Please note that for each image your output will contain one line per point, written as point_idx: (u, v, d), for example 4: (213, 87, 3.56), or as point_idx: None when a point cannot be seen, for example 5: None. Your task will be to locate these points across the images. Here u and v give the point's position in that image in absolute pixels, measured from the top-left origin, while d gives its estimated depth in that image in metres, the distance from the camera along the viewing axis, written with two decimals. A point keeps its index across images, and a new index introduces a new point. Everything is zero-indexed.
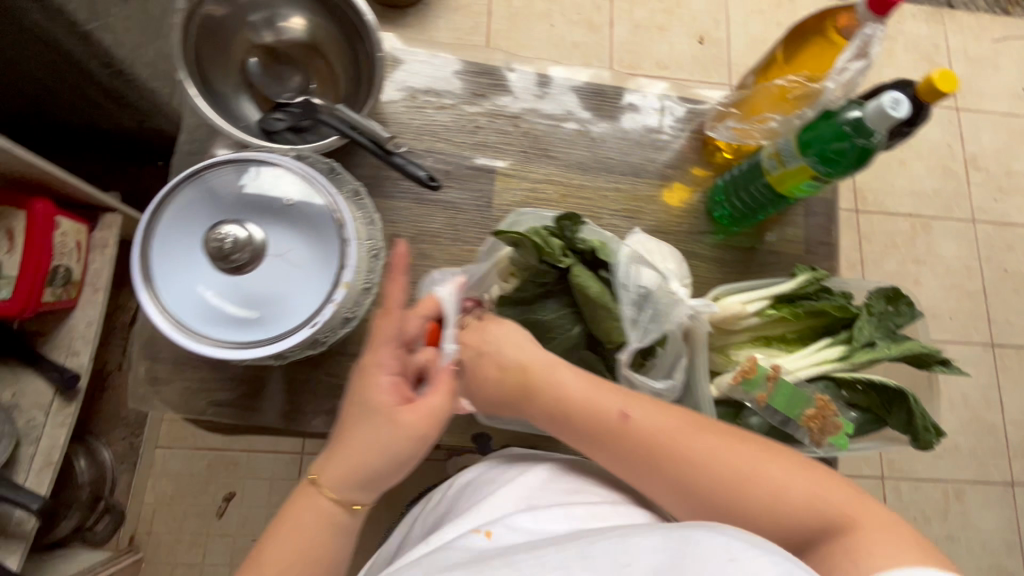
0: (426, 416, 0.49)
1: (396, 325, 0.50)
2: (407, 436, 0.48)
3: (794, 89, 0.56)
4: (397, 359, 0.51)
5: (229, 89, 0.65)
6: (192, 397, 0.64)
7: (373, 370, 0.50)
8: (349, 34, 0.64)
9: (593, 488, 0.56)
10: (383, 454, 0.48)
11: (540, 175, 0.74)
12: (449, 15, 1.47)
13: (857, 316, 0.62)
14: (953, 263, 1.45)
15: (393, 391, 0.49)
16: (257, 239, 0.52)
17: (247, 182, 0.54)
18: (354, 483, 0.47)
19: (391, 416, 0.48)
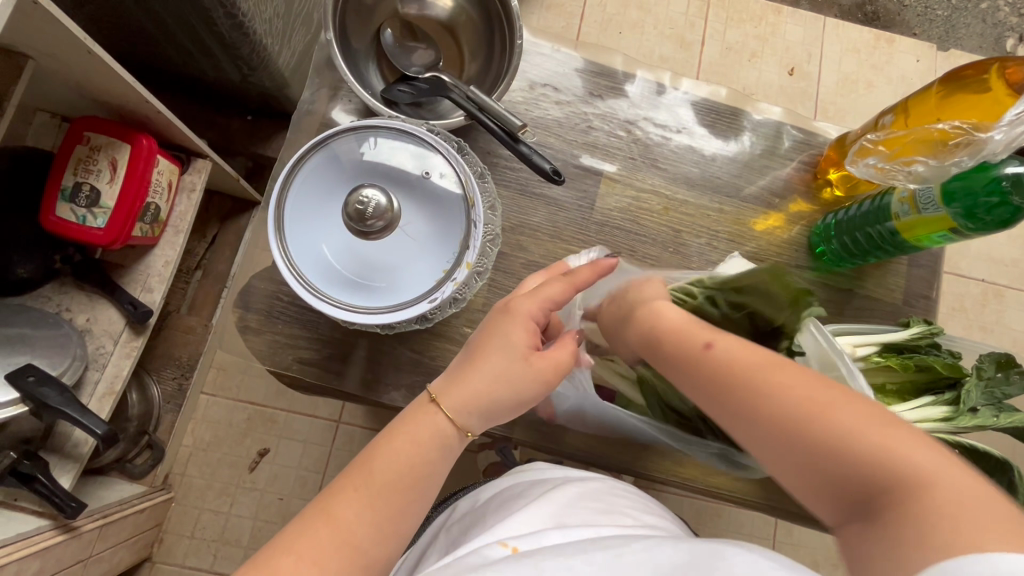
0: (556, 366, 0.54)
1: (557, 290, 0.57)
2: (536, 378, 0.53)
3: (956, 135, 0.53)
4: (542, 311, 0.56)
5: (364, 54, 0.66)
6: (278, 351, 0.65)
7: (521, 314, 0.54)
8: (490, 19, 0.65)
9: (622, 511, 0.56)
10: (510, 389, 0.52)
11: (645, 184, 0.73)
12: (542, 12, 1.48)
13: (966, 377, 0.59)
14: (1019, 336, 1.43)
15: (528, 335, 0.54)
16: (395, 207, 0.52)
17: (371, 152, 0.55)
18: (472, 409, 0.51)
19: (523, 354, 0.53)
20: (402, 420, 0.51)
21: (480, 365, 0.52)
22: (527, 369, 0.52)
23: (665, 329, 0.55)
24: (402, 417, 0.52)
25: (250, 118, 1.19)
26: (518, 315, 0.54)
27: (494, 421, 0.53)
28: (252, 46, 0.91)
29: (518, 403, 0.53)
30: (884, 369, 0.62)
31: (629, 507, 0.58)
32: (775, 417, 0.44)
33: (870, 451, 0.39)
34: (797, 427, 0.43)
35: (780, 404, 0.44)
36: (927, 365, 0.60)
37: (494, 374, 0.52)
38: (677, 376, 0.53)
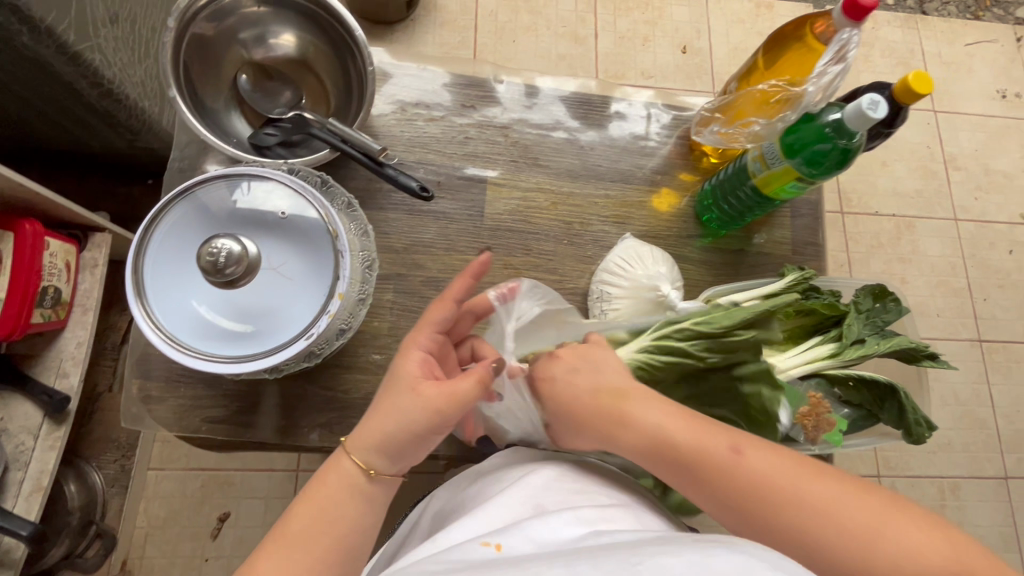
0: (448, 394, 0.49)
1: (442, 313, 0.56)
2: (424, 405, 0.49)
3: (773, 93, 0.57)
4: (434, 341, 0.55)
5: (221, 106, 0.66)
6: (185, 414, 0.63)
7: (410, 347, 0.54)
8: (338, 49, 0.66)
9: (593, 490, 0.53)
10: (403, 421, 0.49)
11: (530, 184, 0.75)
12: (436, 30, 1.50)
13: (846, 313, 0.62)
14: (937, 261, 1.53)
15: (420, 366, 0.52)
16: (252, 253, 0.52)
17: (239, 197, 0.55)
18: (374, 450, 0.49)
19: (411, 386, 0.50)
20: (325, 464, 0.51)
21: (379, 405, 0.51)
22: (414, 401, 0.49)
23: (656, 439, 0.50)
24: (322, 466, 0.51)
25: (151, 182, 1.16)
26: (409, 350, 0.54)
27: (403, 461, 0.50)
28: (129, 112, 0.90)
29: (417, 438, 0.49)
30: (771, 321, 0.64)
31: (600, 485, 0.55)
32: (803, 537, 0.43)
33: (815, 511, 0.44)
34: (814, 533, 0.42)
35: (804, 512, 0.43)
36: (810, 307, 0.63)
37: (386, 414, 0.50)
38: (678, 483, 0.49)
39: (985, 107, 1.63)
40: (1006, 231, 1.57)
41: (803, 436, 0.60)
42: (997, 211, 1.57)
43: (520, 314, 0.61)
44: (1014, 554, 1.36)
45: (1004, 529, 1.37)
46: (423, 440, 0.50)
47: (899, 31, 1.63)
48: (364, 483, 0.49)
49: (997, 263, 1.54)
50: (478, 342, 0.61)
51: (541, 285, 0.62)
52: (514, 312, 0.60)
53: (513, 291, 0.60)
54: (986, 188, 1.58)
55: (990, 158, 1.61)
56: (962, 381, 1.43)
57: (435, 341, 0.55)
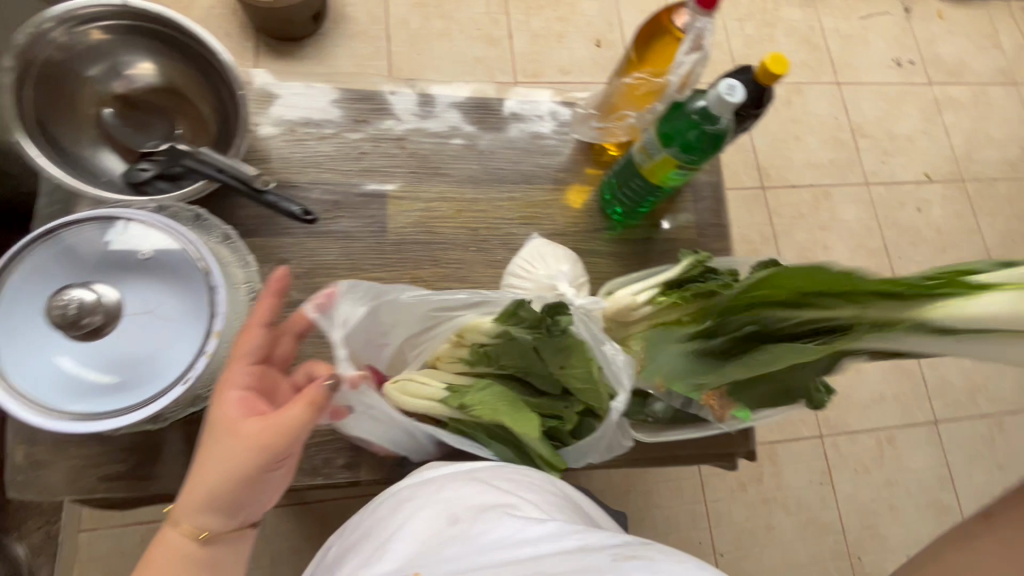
0: (275, 428, 0.45)
1: (251, 341, 0.48)
2: (247, 448, 0.44)
3: (640, 86, 0.61)
4: (251, 373, 0.49)
5: (84, 144, 0.62)
6: (79, 475, 0.59)
7: (223, 386, 0.47)
8: (205, 71, 0.63)
9: (510, 484, 0.49)
10: (225, 471, 0.44)
11: (432, 194, 0.74)
12: (347, 43, 1.46)
13: None
14: (855, 226, 1.60)
15: (239, 405, 0.47)
16: (109, 300, 0.49)
17: (112, 238, 0.52)
18: (201, 508, 0.44)
19: (231, 429, 0.45)
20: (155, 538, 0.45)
21: (199, 457, 0.45)
22: (236, 445, 0.45)
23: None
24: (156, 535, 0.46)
25: None
26: (222, 388, 0.47)
27: (240, 508, 0.46)
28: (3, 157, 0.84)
29: (250, 482, 0.45)
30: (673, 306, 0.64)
31: (518, 478, 0.51)
32: None
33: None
34: None
35: None
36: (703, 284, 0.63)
37: (209, 466, 0.44)
38: None
39: (883, 75, 1.73)
40: (913, 190, 1.66)
41: (710, 414, 0.62)
42: (903, 173, 1.67)
43: (344, 320, 0.53)
44: (951, 494, 1.44)
45: (940, 471, 1.45)
46: (259, 482, 0.46)
47: (799, 11, 1.71)
48: (197, 549, 0.45)
49: (908, 222, 1.64)
50: (310, 362, 0.54)
51: (359, 281, 0.53)
52: (338, 320, 0.52)
53: (331, 296, 0.51)
54: (891, 152, 1.68)
55: (892, 123, 1.70)
56: None
57: (255, 372, 0.49)
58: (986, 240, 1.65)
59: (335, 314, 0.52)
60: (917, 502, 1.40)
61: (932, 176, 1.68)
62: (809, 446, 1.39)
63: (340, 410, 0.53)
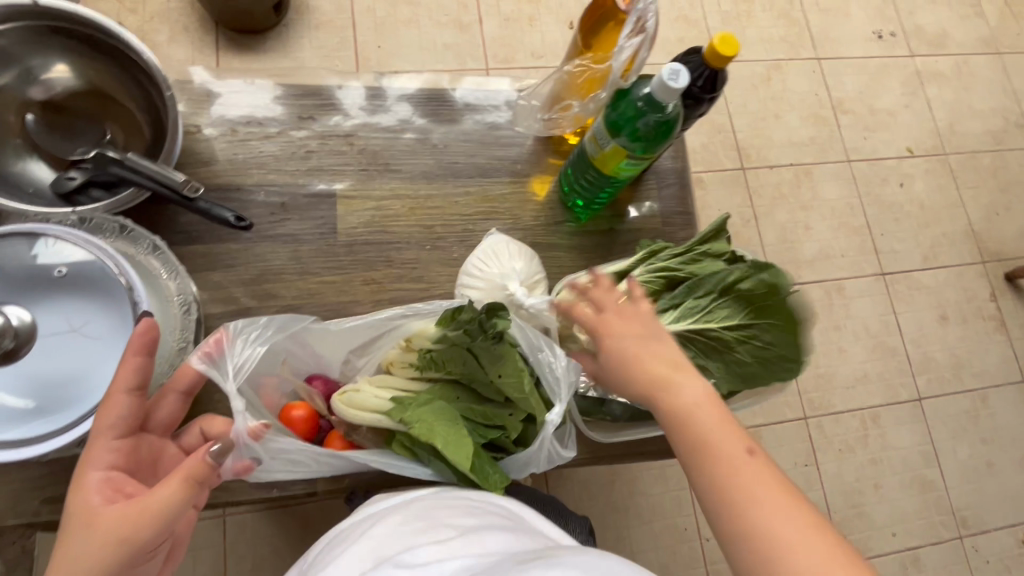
0: (140, 512, 0.42)
1: (115, 415, 0.45)
2: (105, 542, 0.41)
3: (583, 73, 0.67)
4: (115, 451, 0.45)
5: (7, 155, 0.59)
6: (21, 499, 0.57)
7: (84, 469, 0.44)
8: (127, 70, 0.60)
9: (448, 514, 0.49)
10: (81, 568, 0.41)
11: (384, 191, 0.71)
12: (311, 34, 1.41)
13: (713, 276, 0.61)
14: (837, 204, 1.58)
15: (101, 491, 0.43)
16: (24, 322, 0.48)
17: (39, 251, 0.49)
18: None
19: (87, 521, 0.42)
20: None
21: (58, 553, 0.42)
22: (95, 536, 0.41)
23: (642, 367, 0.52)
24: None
25: None
26: (86, 469, 0.44)
27: None
28: None
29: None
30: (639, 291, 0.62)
31: (456, 509, 0.50)
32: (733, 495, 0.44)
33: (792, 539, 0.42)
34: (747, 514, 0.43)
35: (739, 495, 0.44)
36: (663, 269, 0.61)
37: (62, 563, 0.41)
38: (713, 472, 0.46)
39: (864, 48, 1.69)
40: (895, 166, 1.64)
41: None
42: (886, 148, 1.64)
43: (240, 362, 0.51)
44: (935, 469, 1.44)
45: (924, 448, 1.45)
46: (128, 571, 0.43)
47: None
48: None
49: (891, 198, 1.61)
50: (204, 420, 0.52)
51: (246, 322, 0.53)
52: (229, 366, 0.49)
53: (220, 342, 0.50)
54: (873, 127, 1.65)
55: (874, 98, 1.67)
56: (870, 315, 1.51)
57: (125, 446, 0.46)
58: (969, 214, 1.64)
59: (231, 361, 0.50)
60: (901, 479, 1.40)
61: (914, 151, 1.66)
62: (793, 427, 1.39)
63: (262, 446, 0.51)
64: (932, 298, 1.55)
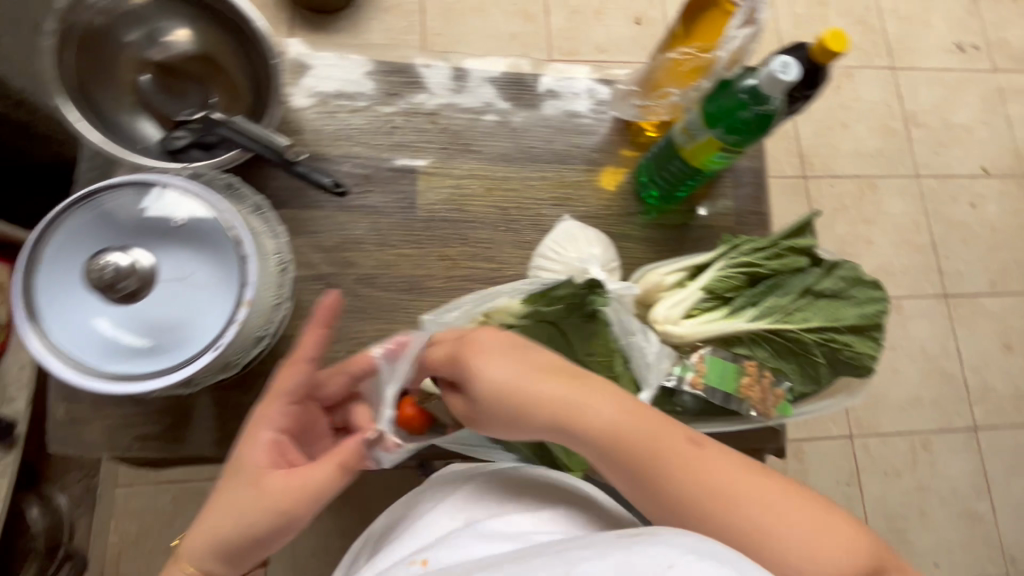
0: (298, 486, 0.47)
1: (293, 380, 0.52)
2: (266, 504, 0.46)
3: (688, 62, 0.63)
4: (285, 416, 0.52)
5: (122, 112, 0.62)
6: (116, 434, 0.61)
7: (257, 426, 0.50)
8: (241, 41, 0.63)
9: (531, 489, 0.53)
10: (240, 519, 0.46)
11: (463, 170, 0.73)
12: (382, 16, 1.44)
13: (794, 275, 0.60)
14: (901, 220, 1.53)
15: (267, 453, 0.49)
16: (144, 265, 0.49)
17: (148, 205, 0.52)
18: (209, 553, 0.47)
19: (254, 478, 0.47)
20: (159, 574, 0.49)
21: (217, 501, 0.48)
22: (255, 496, 0.47)
23: (539, 402, 0.45)
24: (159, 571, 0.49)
25: None
26: (259, 428, 0.50)
27: (245, 558, 0.48)
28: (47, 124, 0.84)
29: (259, 538, 0.47)
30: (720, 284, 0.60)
31: (535, 486, 0.54)
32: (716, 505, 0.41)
33: (795, 524, 0.40)
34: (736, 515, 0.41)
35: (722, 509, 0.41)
36: (744, 264, 0.60)
37: (222, 511, 0.47)
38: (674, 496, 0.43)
39: (943, 60, 1.62)
40: (967, 184, 1.57)
41: (754, 410, 0.58)
42: (959, 165, 1.57)
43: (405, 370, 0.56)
44: (986, 502, 1.39)
45: (976, 480, 1.39)
46: (275, 535, 0.47)
47: None
48: None
49: (960, 218, 1.55)
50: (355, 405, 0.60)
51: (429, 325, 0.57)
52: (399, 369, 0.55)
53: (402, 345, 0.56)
54: (946, 142, 1.58)
55: (950, 112, 1.60)
56: (928, 337, 1.45)
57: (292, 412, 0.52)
58: None
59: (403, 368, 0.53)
60: (949, 509, 1.35)
61: (989, 170, 1.58)
62: (838, 445, 1.36)
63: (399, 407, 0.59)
64: (996, 325, 1.49)
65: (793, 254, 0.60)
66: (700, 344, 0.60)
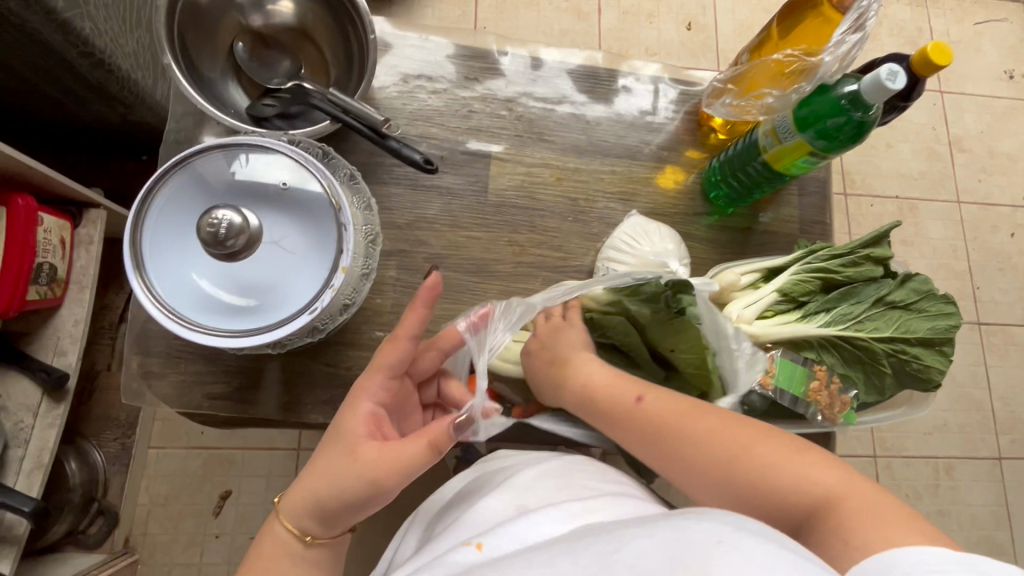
0: (391, 459, 0.48)
1: (396, 356, 0.53)
2: (358, 472, 0.48)
3: (788, 64, 0.57)
4: (386, 389, 0.54)
5: (217, 76, 0.64)
6: (187, 391, 0.63)
7: (360, 396, 0.53)
8: (339, 16, 0.64)
9: (586, 483, 0.53)
10: (334, 483, 0.48)
11: (535, 159, 0.73)
12: (436, 4, 1.44)
13: (869, 285, 0.61)
14: (939, 244, 1.52)
15: (364, 424, 0.51)
16: (253, 225, 0.50)
17: (236, 169, 0.53)
18: (305, 513, 0.49)
19: (351, 448, 0.49)
20: (265, 524, 0.52)
21: (315, 463, 0.50)
22: (352, 465, 0.48)
23: (587, 391, 0.55)
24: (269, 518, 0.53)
25: (146, 159, 1.08)
26: (360, 398, 0.53)
27: (334, 523, 0.50)
28: (123, 84, 0.85)
29: (353, 502, 0.49)
30: (794, 287, 0.62)
31: (589, 479, 0.54)
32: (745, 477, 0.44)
33: (800, 482, 0.42)
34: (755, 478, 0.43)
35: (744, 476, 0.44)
36: (818, 269, 0.61)
37: (321, 473, 0.49)
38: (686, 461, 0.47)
39: (993, 87, 1.61)
40: (1008, 213, 1.56)
41: (820, 415, 0.59)
42: (1001, 193, 1.56)
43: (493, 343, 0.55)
44: (1005, 532, 1.38)
45: (997, 509, 1.39)
46: (361, 505, 0.49)
47: (908, 9, 1.60)
48: (301, 548, 0.51)
49: (999, 246, 1.54)
50: (444, 380, 0.63)
51: (511, 302, 0.58)
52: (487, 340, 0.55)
53: (486, 317, 0.57)
54: (990, 170, 1.57)
55: (996, 140, 1.59)
56: (959, 363, 1.44)
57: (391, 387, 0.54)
58: None
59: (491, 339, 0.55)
60: (968, 536, 1.35)
61: None
62: (862, 464, 1.35)
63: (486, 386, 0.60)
64: None
65: (868, 263, 0.61)
66: (770, 346, 0.61)
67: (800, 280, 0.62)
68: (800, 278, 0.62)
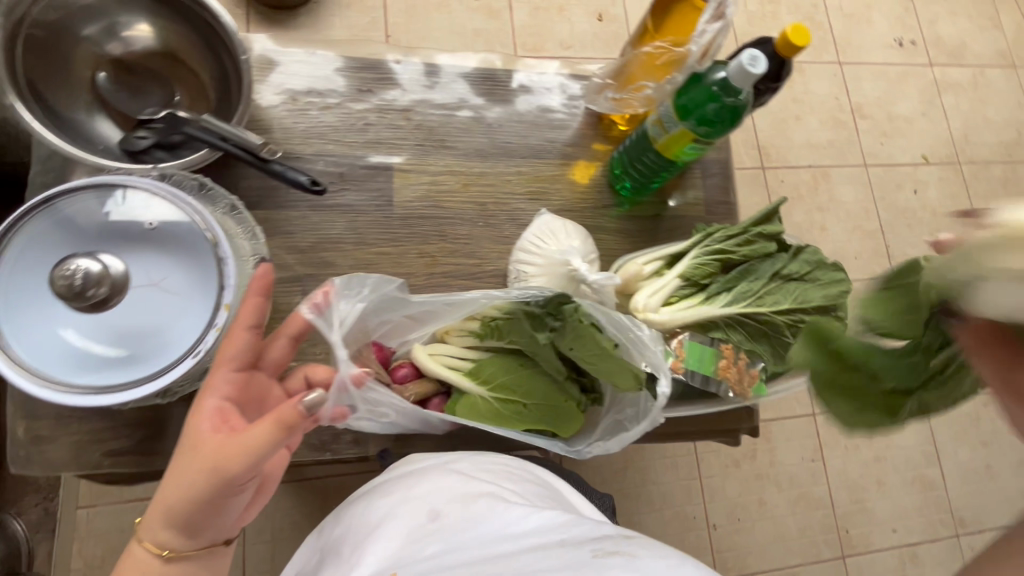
0: (232, 449, 0.44)
1: (235, 348, 0.48)
2: (200, 467, 0.44)
3: (660, 55, 0.62)
4: (233, 382, 0.48)
5: (79, 110, 0.60)
6: (84, 451, 0.58)
7: (203, 393, 0.48)
8: (209, 41, 0.60)
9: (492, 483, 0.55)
10: (180, 486, 0.45)
11: (439, 167, 0.72)
12: (342, 12, 1.40)
13: (764, 261, 0.63)
14: (852, 207, 1.61)
15: (211, 418, 0.46)
16: (115, 271, 0.48)
17: (111, 208, 0.50)
18: (161, 523, 0.46)
19: (194, 444, 0.45)
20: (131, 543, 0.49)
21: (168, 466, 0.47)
22: (193, 460, 0.44)
23: None
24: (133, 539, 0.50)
25: None
26: (205, 394, 0.48)
27: (191, 529, 0.47)
28: None
29: (206, 500, 0.45)
30: (696, 270, 0.63)
31: (494, 478, 0.56)
32: None
33: None
34: None
35: None
36: (718, 251, 0.63)
37: (170, 478, 0.45)
38: None
39: (885, 54, 1.71)
40: (910, 171, 1.67)
41: (731, 392, 0.62)
42: (902, 154, 1.67)
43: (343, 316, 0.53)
44: None
45: None
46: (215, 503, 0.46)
47: None
48: (162, 564, 0.48)
49: (904, 203, 1.64)
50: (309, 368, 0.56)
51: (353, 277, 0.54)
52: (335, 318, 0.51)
53: (328, 294, 0.51)
54: (890, 133, 1.67)
55: (893, 104, 1.69)
56: None
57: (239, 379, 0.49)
58: None
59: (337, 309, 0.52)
60: None
61: (929, 158, 1.69)
62: None
63: (430, 404, 0.63)
64: None
65: (762, 240, 0.63)
66: (678, 330, 0.63)
67: (702, 264, 0.63)
68: (701, 261, 0.64)
